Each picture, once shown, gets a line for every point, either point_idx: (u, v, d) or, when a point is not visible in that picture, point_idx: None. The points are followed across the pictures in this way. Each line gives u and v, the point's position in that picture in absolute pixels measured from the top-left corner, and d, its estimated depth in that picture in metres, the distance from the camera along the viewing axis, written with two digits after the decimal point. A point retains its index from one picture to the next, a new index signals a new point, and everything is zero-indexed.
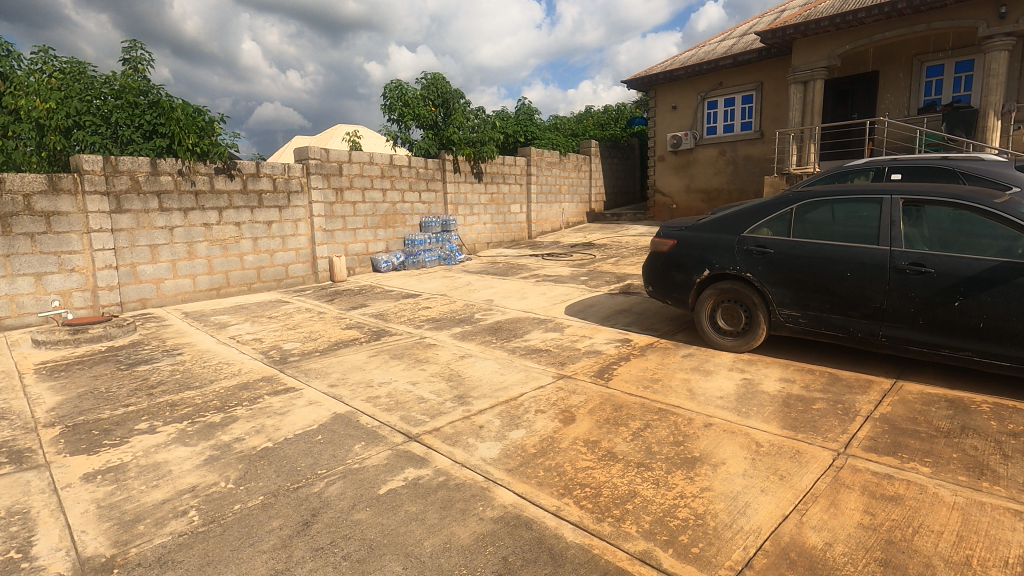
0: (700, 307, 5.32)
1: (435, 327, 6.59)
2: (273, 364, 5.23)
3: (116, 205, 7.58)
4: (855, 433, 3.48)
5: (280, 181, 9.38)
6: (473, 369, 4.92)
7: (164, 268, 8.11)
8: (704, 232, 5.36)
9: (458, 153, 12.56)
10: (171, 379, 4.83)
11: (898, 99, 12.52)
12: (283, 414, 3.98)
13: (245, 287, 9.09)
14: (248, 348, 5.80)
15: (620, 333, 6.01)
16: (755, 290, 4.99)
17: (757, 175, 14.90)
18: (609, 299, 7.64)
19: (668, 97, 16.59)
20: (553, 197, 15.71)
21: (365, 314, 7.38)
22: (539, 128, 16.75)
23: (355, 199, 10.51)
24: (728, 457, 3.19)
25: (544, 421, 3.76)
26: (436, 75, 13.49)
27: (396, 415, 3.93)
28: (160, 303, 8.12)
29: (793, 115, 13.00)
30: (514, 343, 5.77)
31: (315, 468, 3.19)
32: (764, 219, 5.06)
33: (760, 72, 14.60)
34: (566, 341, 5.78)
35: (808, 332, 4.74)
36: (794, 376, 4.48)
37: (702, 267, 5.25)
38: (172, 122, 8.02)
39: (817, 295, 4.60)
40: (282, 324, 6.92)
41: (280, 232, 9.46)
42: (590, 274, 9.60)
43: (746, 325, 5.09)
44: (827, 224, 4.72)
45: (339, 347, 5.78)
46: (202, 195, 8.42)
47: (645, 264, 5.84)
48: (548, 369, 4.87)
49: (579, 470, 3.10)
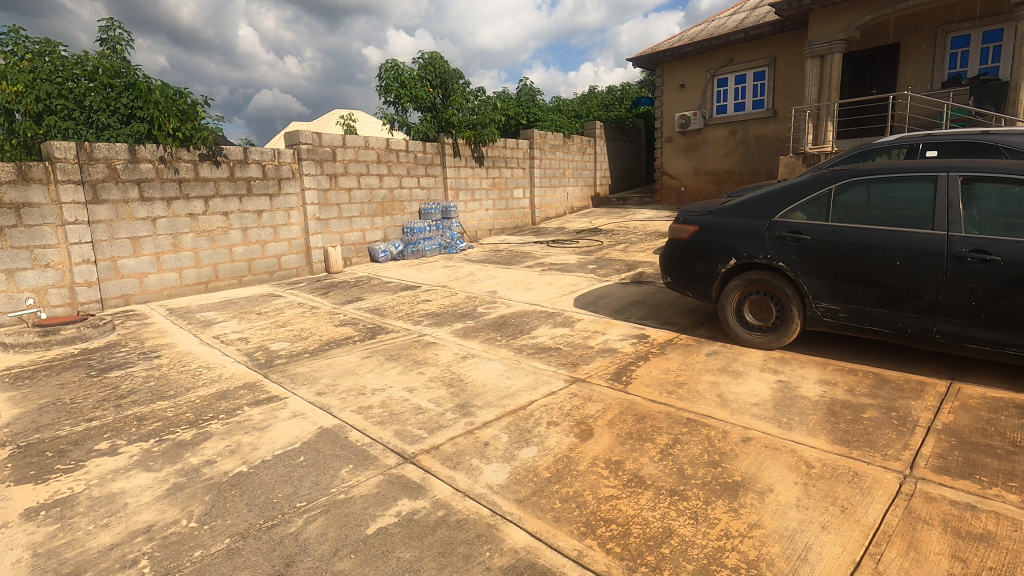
0: (726, 300, 4.84)
1: (435, 322, 6.12)
2: (257, 368, 4.77)
3: (93, 195, 7.09)
4: (919, 448, 3.01)
5: (270, 168, 8.87)
6: (477, 372, 4.45)
7: (147, 262, 7.64)
8: (729, 216, 4.86)
9: (458, 136, 12.01)
10: (144, 387, 4.38)
11: (920, 72, 11.85)
12: (263, 430, 3.52)
13: (235, 281, 8.63)
14: (233, 349, 5.35)
15: (635, 328, 5.53)
16: (789, 281, 4.50)
17: (770, 156, 14.30)
18: (621, 289, 7.15)
19: (676, 75, 15.92)
20: (557, 180, 15.14)
21: (360, 309, 6.92)
22: (541, 110, 16.11)
23: (350, 185, 10.00)
24: (776, 482, 2.73)
25: (558, 436, 3.31)
26: (434, 55, 12.85)
27: (390, 430, 3.47)
28: (145, 299, 7.68)
29: (809, 91, 12.33)
30: (521, 341, 5.30)
31: (294, 500, 2.73)
32: (798, 201, 4.54)
33: (773, 47, 13.91)
34: (577, 337, 5.31)
35: (849, 328, 4.27)
36: (835, 378, 4.01)
37: (727, 256, 4.76)
38: (150, 105, 7.50)
39: (861, 287, 4.10)
40: (272, 320, 6.47)
41: (271, 221, 8.98)
42: (598, 262, 9.13)
43: (778, 319, 4.60)
44: (869, 207, 4.21)
45: (331, 347, 5.32)
46: (187, 183, 7.93)
47: (662, 252, 5.35)
48: (560, 371, 4.40)
49: (602, 500, 2.65)
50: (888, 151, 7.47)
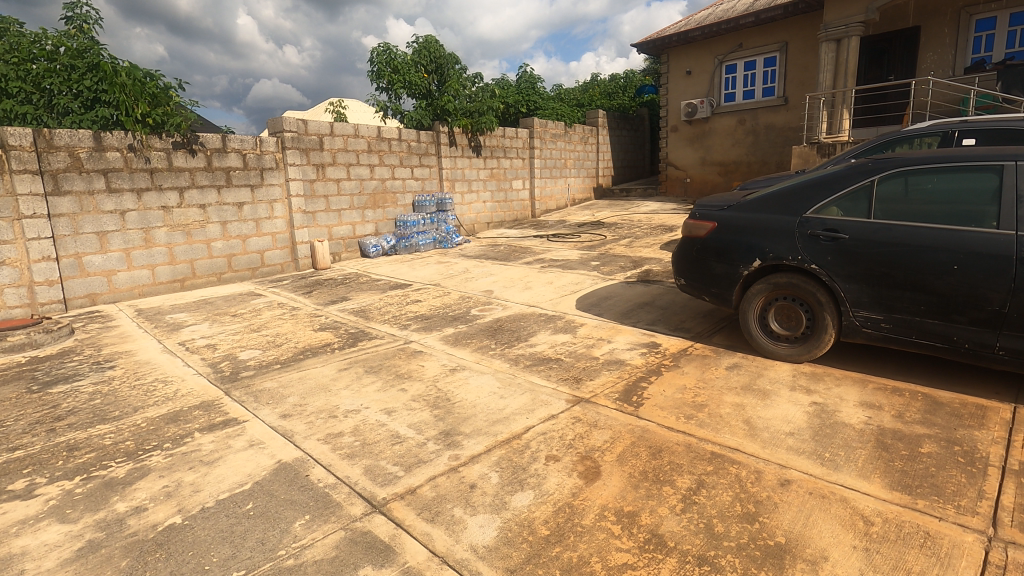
0: (748, 306, 4.29)
1: (424, 327, 5.58)
2: (219, 382, 4.22)
3: (54, 186, 6.53)
4: (998, 497, 2.47)
5: (251, 157, 8.29)
6: (466, 390, 3.90)
7: (115, 259, 7.09)
8: (753, 212, 4.30)
9: (455, 124, 11.39)
10: (87, 407, 3.84)
11: (942, 58, 11.21)
12: (211, 465, 2.98)
13: (214, 278, 8.08)
14: (197, 359, 4.80)
15: (645, 335, 4.98)
16: (822, 285, 3.94)
17: (780, 146, 13.68)
18: (627, 289, 6.59)
19: (683, 61, 15.27)
20: (558, 171, 14.53)
21: (344, 310, 6.37)
22: (542, 98, 15.46)
23: (338, 176, 9.42)
24: (830, 547, 2.19)
25: (559, 476, 2.77)
26: (429, 38, 12.24)
27: (360, 466, 2.93)
28: (114, 299, 7.14)
29: (824, 77, 11.69)
30: (518, 350, 4.75)
31: (230, 567, 2.20)
32: (833, 195, 3.98)
33: (785, 31, 13.24)
34: (580, 346, 4.76)
35: (892, 341, 3.72)
36: (878, 401, 3.47)
37: (750, 257, 4.21)
38: (116, 88, 6.87)
39: (908, 294, 3.56)
40: (246, 324, 5.91)
41: (252, 215, 8.42)
42: (602, 258, 8.57)
43: (809, 328, 4.05)
44: (917, 201, 3.64)
45: (306, 357, 4.77)
46: (159, 173, 7.36)
47: (676, 251, 4.80)
48: (561, 390, 3.84)
49: (613, 572, 2.11)
50: (915, 139, 6.93)
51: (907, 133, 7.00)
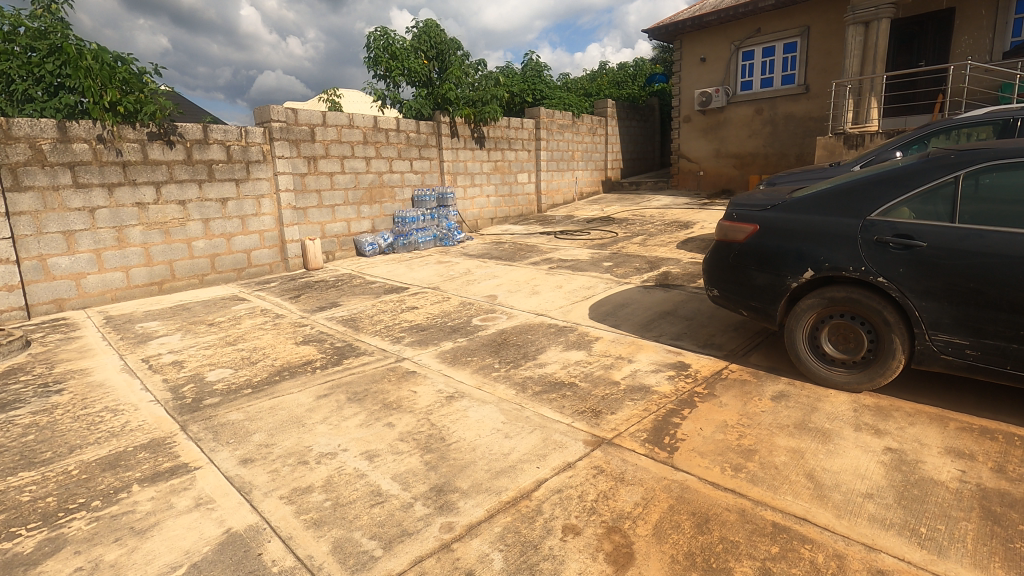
0: (795, 323, 3.66)
1: (419, 340, 4.96)
2: (176, 413, 3.60)
3: (13, 181, 5.94)
4: None
5: (236, 149, 7.67)
6: (464, 426, 3.27)
7: (84, 260, 6.50)
8: (803, 213, 3.65)
9: (457, 114, 10.71)
10: (15, 447, 3.23)
11: (979, 41, 10.43)
12: (142, 537, 2.37)
13: (195, 281, 7.49)
14: (158, 381, 4.17)
15: (671, 354, 4.34)
16: (889, 302, 3.30)
17: (800, 137, 12.95)
18: (645, 295, 5.95)
19: (697, 48, 14.50)
20: (566, 164, 13.85)
21: (332, 319, 5.75)
22: (549, 87, 14.75)
23: (332, 169, 8.79)
24: None
25: (581, 561, 2.15)
26: (430, 22, 11.54)
27: (328, 540, 2.32)
28: (83, 304, 6.56)
29: (850, 62, 10.93)
30: (525, 371, 4.12)
31: None
32: (904, 193, 3.31)
33: (806, 15, 12.47)
34: (597, 367, 4.12)
35: (979, 371, 3.09)
36: (968, 447, 2.83)
37: (801, 267, 3.56)
38: (81, 74, 6.21)
39: (1004, 315, 2.91)
40: (222, 336, 5.30)
41: (237, 211, 7.80)
42: (615, 259, 7.92)
43: (872, 352, 3.41)
44: (1016, 200, 2.96)
45: (282, 378, 4.15)
46: (132, 167, 6.74)
47: (708, 257, 4.16)
48: (577, 427, 3.21)
49: None
50: (958, 130, 6.22)
51: (950, 124, 6.29)
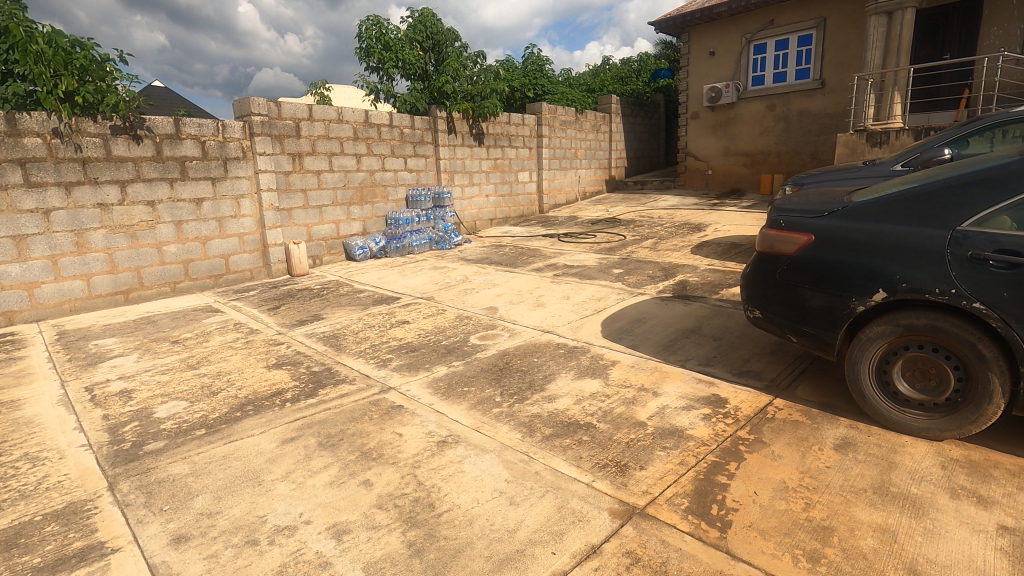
0: (859, 355, 3.02)
1: (408, 364, 4.31)
2: (108, 465, 2.95)
3: None
4: None
5: (212, 145, 7.00)
6: (458, 487, 2.63)
7: (38, 268, 5.86)
8: (869, 221, 3.01)
9: (453, 109, 10.05)
10: None
11: (1010, 33, 9.80)
12: None
13: (167, 289, 6.83)
14: (96, 419, 3.51)
15: (703, 384, 3.69)
16: (986, 332, 2.66)
17: (815, 135, 12.33)
18: (663, 309, 5.31)
19: (706, 40, 13.83)
20: (568, 162, 13.18)
21: (312, 336, 5.11)
22: (550, 81, 14.09)
23: (319, 167, 8.13)
24: None
25: None
26: (426, 11, 10.86)
27: None
28: (37, 317, 5.92)
29: (873, 55, 10.27)
30: (532, 407, 3.48)
31: None
32: (1004, 198, 2.67)
33: (823, 6, 11.82)
34: (618, 402, 3.48)
35: None
36: None
37: (870, 287, 2.92)
38: (30, 60, 5.54)
39: None
40: (184, 357, 4.65)
41: (214, 212, 7.13)
42: (625, 265, 7.29)
43: (961, 393, 2.77)
44: None
45: (243, 416, 3.48)
46: (93, 164, 6.09)
47: (749, 272, 3.52)
48: (600, 490, 2.57)
49: None
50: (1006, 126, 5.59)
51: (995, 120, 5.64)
